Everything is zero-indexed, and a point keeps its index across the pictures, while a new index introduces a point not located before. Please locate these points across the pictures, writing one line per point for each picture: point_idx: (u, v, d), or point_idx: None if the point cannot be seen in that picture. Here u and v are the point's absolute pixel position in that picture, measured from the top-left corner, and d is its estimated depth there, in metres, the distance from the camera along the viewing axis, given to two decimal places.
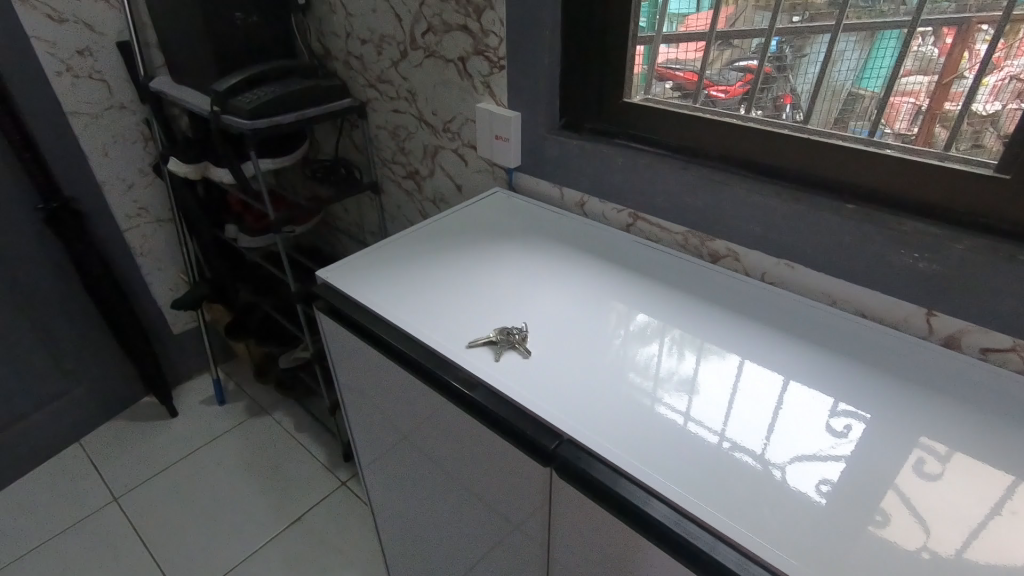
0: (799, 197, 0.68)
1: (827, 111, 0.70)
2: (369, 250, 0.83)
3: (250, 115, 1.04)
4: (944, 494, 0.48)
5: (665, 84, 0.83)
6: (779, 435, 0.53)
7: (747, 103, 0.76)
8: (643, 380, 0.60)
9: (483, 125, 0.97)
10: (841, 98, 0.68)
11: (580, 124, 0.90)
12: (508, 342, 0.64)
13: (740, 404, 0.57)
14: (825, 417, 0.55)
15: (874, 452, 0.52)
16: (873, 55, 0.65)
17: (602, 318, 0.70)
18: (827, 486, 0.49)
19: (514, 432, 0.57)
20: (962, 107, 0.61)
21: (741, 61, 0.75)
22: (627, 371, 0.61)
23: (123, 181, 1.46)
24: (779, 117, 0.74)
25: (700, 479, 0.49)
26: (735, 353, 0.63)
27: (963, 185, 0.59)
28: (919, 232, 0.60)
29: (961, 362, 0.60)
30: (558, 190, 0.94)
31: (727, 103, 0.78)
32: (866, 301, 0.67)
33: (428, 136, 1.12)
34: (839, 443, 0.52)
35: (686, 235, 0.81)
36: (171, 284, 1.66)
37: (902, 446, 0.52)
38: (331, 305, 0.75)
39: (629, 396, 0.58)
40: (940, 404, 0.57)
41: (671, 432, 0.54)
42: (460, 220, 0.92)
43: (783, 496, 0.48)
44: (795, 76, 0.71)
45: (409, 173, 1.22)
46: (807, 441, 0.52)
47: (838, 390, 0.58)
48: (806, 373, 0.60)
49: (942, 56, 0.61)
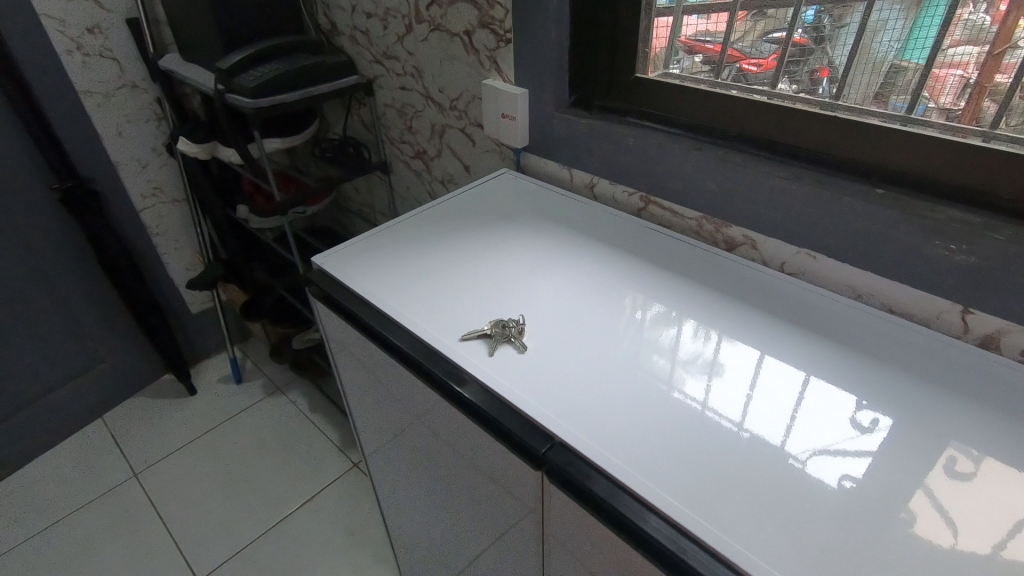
0: (822, 182, 0.63)
1: (866, 85, 0.62)
2: (368, 234, 0.81)
3: (253, 94, 1.01)
4: (980, 495, 0.45)
5: (696, 58, 0.76)
6: (800, 429, 0.50)
7: (779, 77, 0.68)
8: (666, 364, 0.58)
9: (489, 102, 0.92)
10: (883, 72, 0.60)
11: (590, 101, 0.85)
12: (504, 336, 0.61)
13: (759, 397, 0.54)
14: (851, 411, 0.52)
15: (904, 451, 0.48)
16: (920, 22, 0.57)
17: (614, 306, 0.66)
18: (850, 482, 0.46)
19: (504, 433, 0.55)
20: (1015, 80, 0.54)
21: (775, 33, 0.67)
22: (650, 354, 0.59)
23: (137, 161, 1.46)
24: (815, 93, 0.66)
25: (701, 490, 0.46)
26: (759, 342, 0.60)
27: (1007, 170, 0.53)
28: (958, 223, 0.54)
29: (1000, 366, 0.55)
30: (568, 171, 0.90)
31: (759, 77, 0.70)
32: (894, 295, 0.61)
33: (435, 114, 1.08)
34: (866, 438, 0.49)
35: (700, 220, 0.76)
36: (188, 263, 1.67)
37: (932, 447, 0.48)
38: (324, 292, 0.73)
39: (631, 396, 0.55)
40: (976, 410, 0.52)
41: (679, 434, 0.51)
42: (465, 202, 0.89)
43: (801, 499, 0.45)
44: (832, 48, 0.63)
45: (417, 152, 1.19)
46: (832, 437, 0.49)
47: (868, 388, 0.54)
48: (836, 369, 0.56)
49: (995, 24, 0.53)
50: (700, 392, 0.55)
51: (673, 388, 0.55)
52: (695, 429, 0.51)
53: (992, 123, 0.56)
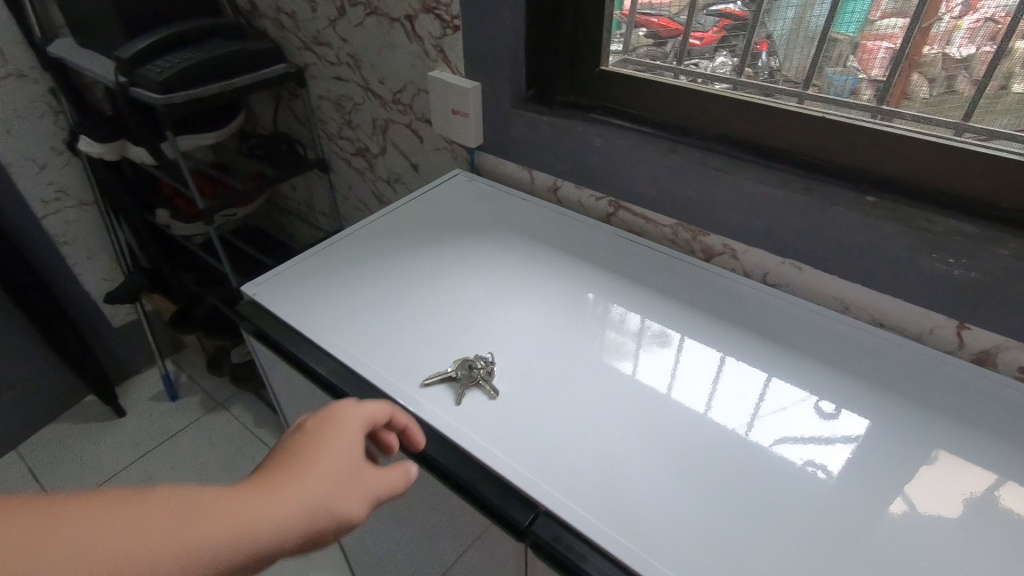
0: (809, 189, 0.58)
1: (802, 58, 0.61)
2: (307, 255, 0.71)
3: (161, 89, 0.88)
4: (951, 487, 0.45)
5: (639, 32, 0.71)
6: (766, 417, 0.51)
7: (720, 51, 0.66)
8: (618, 336, 0.60)
9: (437, 97, 0.83)
10: (816, 45, 0.59)
11: (551, 97, 0.78)
12: (472, 377, 0.54)
13: (722, 390, 0.54)
14: (813, 399, 0.52)
15: (880, 453, 0.48)
16: None
17: (581, 319, 0.62)
18: (813, 467, 0.47)
19: (481, 500, 0.48)
20: (939, 52, 0.53)
21: (717, 5, 0.64)
22: (603, 328, 0.61)
23: (33, 162, 1.27)
24: (755, 66, 0.64)
25: (708, 559, 0.41)
26: (718, 329, 0.60)
27: (1009, 178, 0.50)
28: (957, 235, 0.51)
29: (993, 384, 0.53)
30: (528, 173, 0.83)
31: (703, 51, 0.68)
32: (882, 307, 0.59)
33: (376, 108, 0.98)
34: (825, 424, 0.50)
35: (675, 228, 0.71)
36: (105, 272, 1.50)
37: (914, 462, 0.47)
38: (259, 328, 0.64)
39: (621, 442, 0.49)
40: (971, 429, 0.50)
41: (661, 458, 0.48)
42: (417, 213, 0.80)
43: (785, 506, 0.44)
44: (769, 20, 0.61)
45: (358, 149, 1.08)
46: (793, 421, 0.50)
47: (836, 393, 0.53)
48: (801, 366, 0.56)
49: None
50: (697, 439, 0.49)
51: (668, 437, 0.49)
52: (664, 425, 0.50)
53: (919, 96, 0.56)
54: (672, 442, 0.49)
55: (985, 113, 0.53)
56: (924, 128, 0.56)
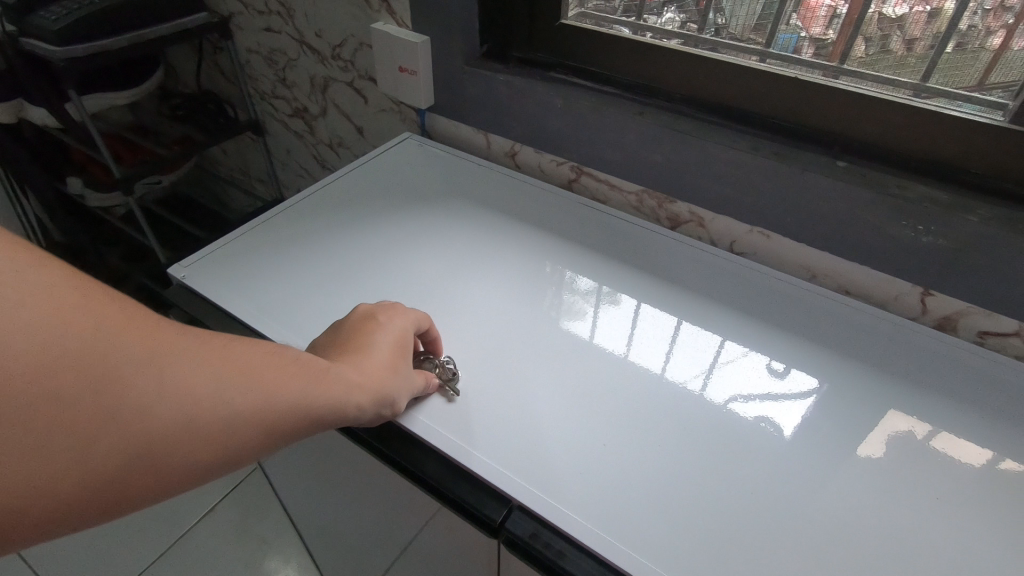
0: (780, 155, 0.56)
1: (746, 15, 0.58)
2: (243, 231, 0.64)
3: (58, 39, 0.77)
4: (919, 454, 0.45)
5: None
6: (719, 373, 0.51)
7: (667, 6, 0.62)
8: (567, 294, 0.59)
9: (381, 52, 0.76)
10: (761, 0, 0.56)
11: (505, 53, 0.73)
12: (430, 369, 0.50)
13: (679, 352, 0.53)
14: (765, 358, 0.52)
15: (839, 415, 0.48)
16: None
17: (540, 290, 0.59)
18: (766, 422, 0.47)
19: (450, 497, 0.45)
20: (875, 11, 0.52)
21: None
22: (550, 286, 0.60)
23: None
24: (702, 23, 0.61)
25: (683, 537, 0.39)
26: (670, 285, 0.60)
27: (978, 142, 0.50)
28: (929, 202, 0.50)
29: (954, 347, 0.53)
30: (484, 137, 0.78)
31: (650, 6, 0.63)
32: (849, 275, 0.58)
33: (312, 64, 0.89)
34: (776, 381, 0.50)
35: (640, 195, 0.68)
36: None
37: (867, 418, 0.48)
38: (191, 315, 0.57)
39: (590, 419, 0.47)
40: (930, 390, 0.50)
41: (626, 428, 0.46)
42: (364, 180, 0.74)
43: (748, 469, 0.43)
44: None
45: (295, 109, 0.99)
46: (747, 383, 0.50)
47: (789, 353, 0.53)
48: (757, 324, 0.56)
49: None
50: (669, 413, 0.47)
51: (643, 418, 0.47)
52: (627, 391, 0.49)
53: (855, 55, 0.54)
54: (634, 405, 0.48)
55: (919, 73, 0.52)
56: (885, 91, 0.53)
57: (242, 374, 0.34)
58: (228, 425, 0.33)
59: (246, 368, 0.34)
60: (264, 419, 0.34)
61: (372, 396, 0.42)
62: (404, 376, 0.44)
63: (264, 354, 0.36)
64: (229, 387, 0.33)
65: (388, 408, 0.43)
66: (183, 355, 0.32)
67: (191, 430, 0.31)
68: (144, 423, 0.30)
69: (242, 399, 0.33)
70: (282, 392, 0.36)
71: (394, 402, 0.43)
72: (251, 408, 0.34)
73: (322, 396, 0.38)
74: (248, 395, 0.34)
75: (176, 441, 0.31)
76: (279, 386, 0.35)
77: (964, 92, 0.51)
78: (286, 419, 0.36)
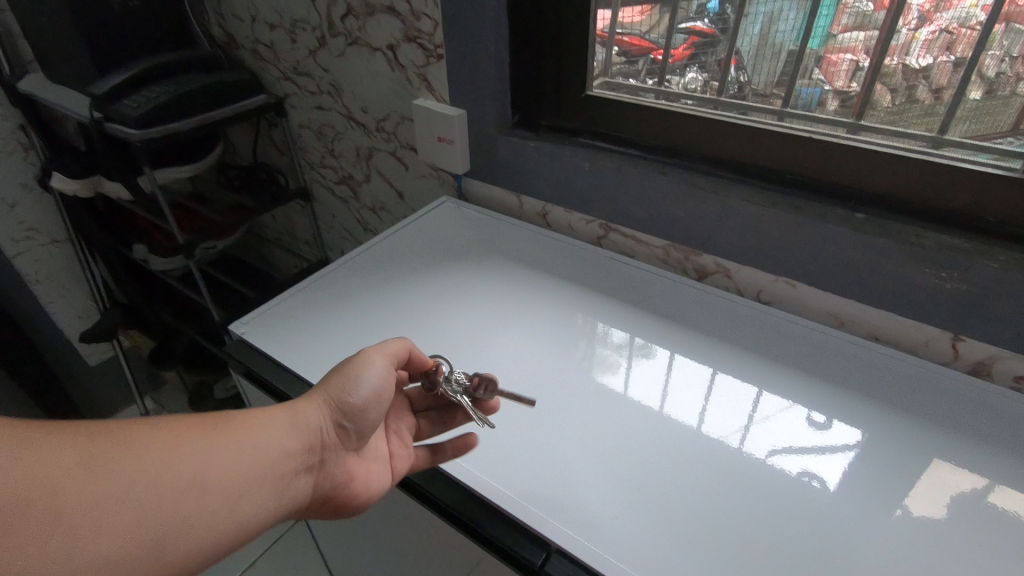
0: (799, 208, 0.59)
1: (769, 72, 0.62)
2: (296, 289, 0.70)
3: (138, 123, 0.86)
4: (965, 508, 0.45)
5: (613, 50, 0.72)
6: (758, 425, 0.52)
7: (690, 67, 0.68)
8: (601, 349, 0.61)
9: (421, 124, 0.83)
10: (783, 58, 0.61)
11: (535, 122, 0.79)
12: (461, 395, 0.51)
13: (715, 405, 0.54)
14: (805, 409, 0.53)
15: (880, 467, 0.48)
16: (815, 13, 0.57)
17: (574, 341, 0.62)
18: (810, 477, 0.47)
19: (488, 539, 0.47)
20: (898, 63, 0.55)
21: (685, 24, 0.66)
22: (588, 344, 0.62)
23: (3, 201, 1.23)
24: (724, 81, 0.66)
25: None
26: (703, 337, 0.62)
27: (991, 192, 0.52)
28: (949, 249, 0.52)
29: (994, 396, 0.53)
30: (517, 198, 0.83)
31: (673, 68, 0.69)
32: (878, 322, 0.59)
33: (359, 136, 0.97)
34: (812, 430, 0.51)
35: (666, 248, 0.71)
36: (79, 310, 1.45)
37: (909, 468, 0.48)
38: (249, 368, 0.62)
39: (628, 468, 0.48)
40: (969, 440, 0.50)
41: (663, 473, 0.48)
42: (405, 241, 0.79)
43: (789, 516, 0.44)
44: (737, 36, 0.63)
45: (341, 178, 1.07)
46: (779, 431, 0.51)
47: (824, 402, 0.54)
48: (786, 371, 0.58)
49: (880, 11, 0.53)
50: (703, 462, 0.48)
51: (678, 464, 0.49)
52: (665, 444, 0.50)
53: (882, 106, 0.57)
54: (670, 457, 0.49)
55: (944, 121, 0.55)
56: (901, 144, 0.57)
57: (167, 489, 0.37)
58: (193, 517, 0.37)
59: (163, 475, 0.37)
60: (219, 492, 0.39)
61: (317, 405, 0.47)
62: (348, 374, 0.48)
63: (174, 450, 0.38)
64: (164, 505, 0.36)
65: (347, 409, 0.48)
66: (91, 506, 0.34)
67: (173, 488, 0.37)
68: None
69: (184, 496, 0.37)
70: (215, 463, 0.40)
71: (349, 396, 0.48)
72: (201, 492, 0.38)
73: (261, 437, 0.43)
74: (189, 485, 0.38)
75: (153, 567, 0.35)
76: (209, 461, 0.39)
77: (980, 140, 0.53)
78: (239, 471, 0.41)
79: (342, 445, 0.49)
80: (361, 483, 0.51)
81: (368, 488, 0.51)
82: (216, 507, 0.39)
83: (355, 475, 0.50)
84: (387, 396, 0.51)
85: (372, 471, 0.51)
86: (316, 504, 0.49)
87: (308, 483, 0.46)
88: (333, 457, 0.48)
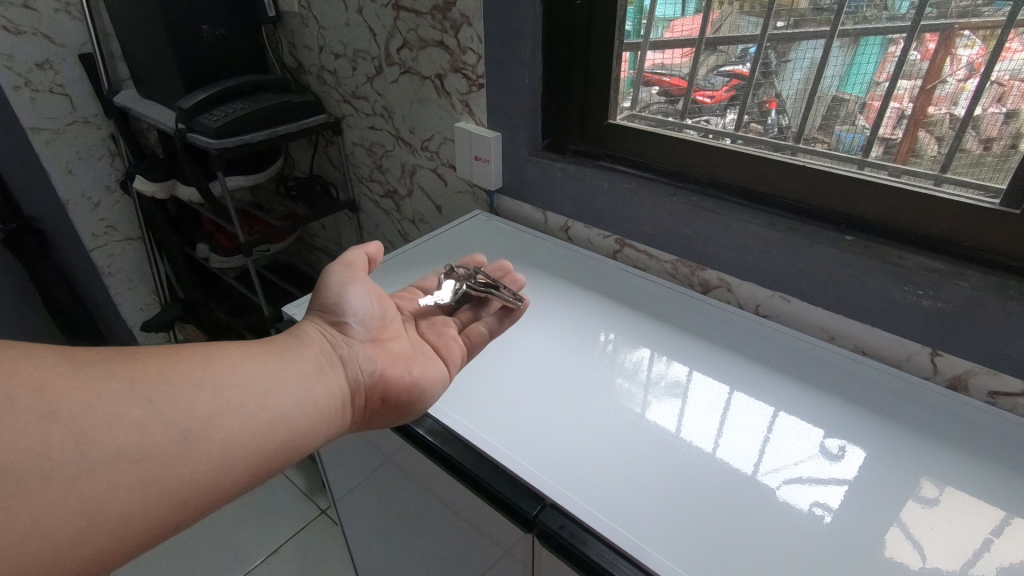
0: (793, 230, 0.67)
1: (812, 116, 0.68)
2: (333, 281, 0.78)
3: (216, 134, 0.97)
4: (939, 518, 0.49)
5: (652, 90, 0.80)
6: (772, 458, 0.54)
7: (729, 109, 0.74)
8: (638, 387, 0.63)
9: (463, 145, 0.93)
10: (826, 103, 0.66)
11: (562, 146, 0.89)
12: (491, 290, 0.66)
13: (731, 430, 0.57)
14: (819, 438, 0.56)
15: (873, 477, 0.52)
16: (856, 60, 0.63)
17: (586, 342, 0.69)
18: (821, 509, 0.49)
19: (492, 494, 0.55)
20: (946, 112, 0.59)
21: (726, 66, 0.72)
22: (616, 376, 0.64)
23: (89, 200, 1.37)
24: (765, 123, 0.72)
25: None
26: (720, 363, 0.66)
27: (959, 218, 0.60)
28: (924, 270, 0.60)
29: (979, 410, 0.58)
30: (542, 214, 0.92)
31: (713, 108, 0.75)
32: (863, 336, 0.66)
33: (405, 154, 1.08)
34: (832, 464, 0.53)
35: (675, 263, 0.79)
36: (142, 303, 1.59)
37: (899, 483, 0.52)
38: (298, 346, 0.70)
39: (638, 494, 0.51)
40: (935, 444, 0.56)
41: (655, 460, 0.54)
42: (440, 246, 0.88)
43: (775, 509, 0.49)
44: (780, 81, 0.69)
45: (386, 191, 1.18)
46: (801, 469, 0.53)
47: (822, 420, 0.58)
48: (779, 380, 0.63)
49: (925, 60, 0.59)
50: (691, 452, 0.55)
51: (672, 456, 0.54)
52: (680, 465, 0.53)
53: (928, 153, 0.62)
54: (680, 483, 0.52)
55: (994, 171, 0.59)
56: (908, 181, 0.64)
57: (170, 389, 0.43)
58: (217, 410, 0.44)
59: (165, 379, 0.43)
60: (235, 389, 0.46)
61: (314, 326, 0.56)
62: (340, 290, 0.57)
63: (168, 363, 0.44)
64: (174, 404, 0.42)
65: (343, 314, 0.57)
66: (91, 408, 0.39)
67: (193, 385, 0.44)
68: (134, 472, 0.39)
69: (200, 393, 0.44)
70: (221, 367, 0.46)
71: (338, 301, 0.57)
72: (215, 388, 0.45)
73: (270, 348, 0.52)
74: (204, 385, 0.44)
75: (182, 459, 0.41)
76: (215, 367, 0.46)
77: (1003, 185, 0.58)
78: (256, 371, 0.48)
79: (362, 348, 0.57)
80: (404, 375, 0.57)
81: (414, 377, 0.58)
82: (239, 400, 0.45)
83: (392, 368, 0.57)
84: (376, 305, 0.60)
85: (410, 363, 0.59)
86: (369, 400, 0.56)
87: (337, 375, 0.53)
88: (357, 357, 0.56)
